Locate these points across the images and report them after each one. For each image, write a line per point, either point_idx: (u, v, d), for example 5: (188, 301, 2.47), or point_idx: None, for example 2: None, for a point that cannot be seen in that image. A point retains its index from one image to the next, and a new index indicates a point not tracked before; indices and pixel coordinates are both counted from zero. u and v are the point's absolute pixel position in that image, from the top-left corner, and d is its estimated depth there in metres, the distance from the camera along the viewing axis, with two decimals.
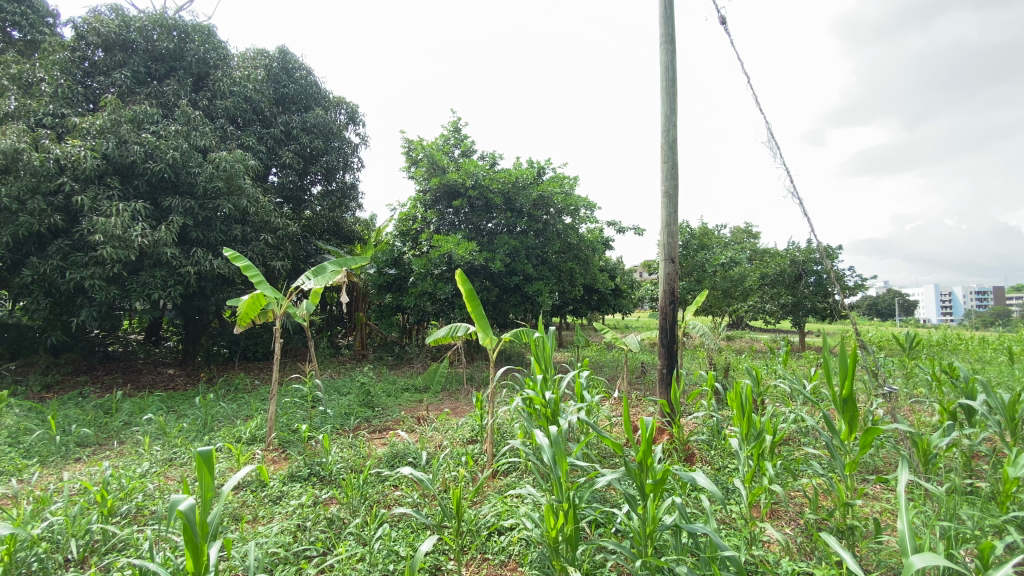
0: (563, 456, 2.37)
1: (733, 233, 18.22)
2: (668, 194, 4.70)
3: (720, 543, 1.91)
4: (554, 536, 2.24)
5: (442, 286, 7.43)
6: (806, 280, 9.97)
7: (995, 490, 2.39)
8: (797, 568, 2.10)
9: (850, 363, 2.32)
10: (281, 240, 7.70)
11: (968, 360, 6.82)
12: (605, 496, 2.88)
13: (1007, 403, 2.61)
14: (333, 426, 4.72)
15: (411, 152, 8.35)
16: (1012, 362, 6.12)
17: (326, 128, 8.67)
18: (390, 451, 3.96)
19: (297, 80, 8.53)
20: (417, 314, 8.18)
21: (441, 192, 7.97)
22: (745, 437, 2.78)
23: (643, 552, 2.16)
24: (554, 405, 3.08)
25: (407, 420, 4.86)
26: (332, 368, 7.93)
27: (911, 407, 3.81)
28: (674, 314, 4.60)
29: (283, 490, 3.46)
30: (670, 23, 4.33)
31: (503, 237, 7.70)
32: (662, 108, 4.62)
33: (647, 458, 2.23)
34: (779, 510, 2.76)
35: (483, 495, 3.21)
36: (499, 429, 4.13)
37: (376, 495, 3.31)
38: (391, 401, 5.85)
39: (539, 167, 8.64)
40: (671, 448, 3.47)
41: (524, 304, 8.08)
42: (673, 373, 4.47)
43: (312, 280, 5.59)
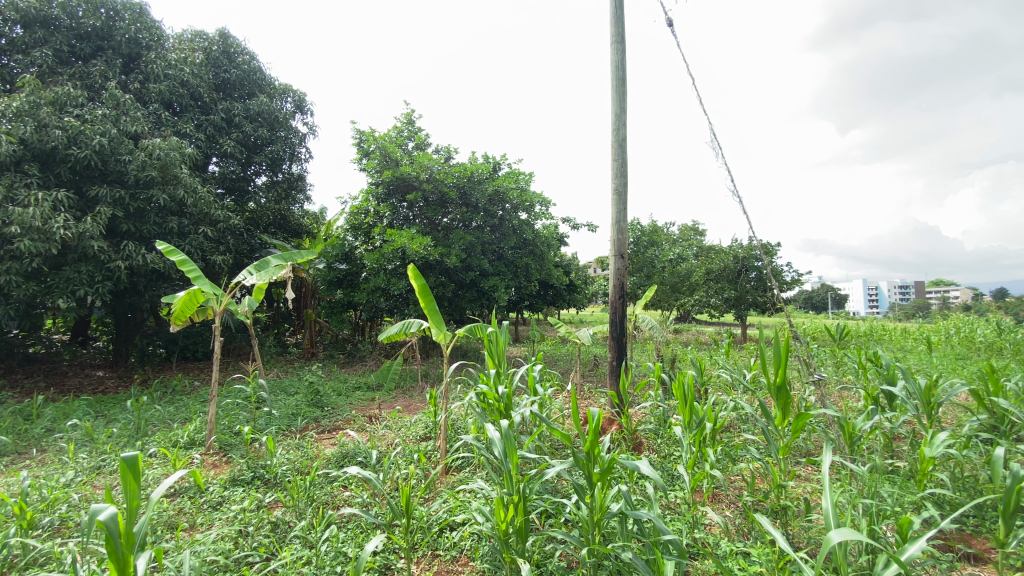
0: (513, 450, 2.37)
1: (682, 230, 18.89)
2: (617, 191, 4.79)
3: (662, 528, 1.96)
4: (504, 529, 2.24)
5: (395, 281, 7.23)
6: (747, 276, 10.50)
7: (911, 469, 2.59)
8: (735, 548, 2.20)
9: (783, 352, 2.45)
10: (223, 234, 7.32)
11: (891, 349, 7.37)
12: (556, 487, 2.91)
13: (923, 389, 2.81)
14: (279, 427, 4.54)
15: (363, 143, 8.10)
16: (930, 351, 6.64)
17: (271, 117, 8.29)
18: (339, 451, 3.85)
19: (239, 66, 8.10)
20: (370, 311, 7.98)
21: (394, 186, 7.78)
22: (688, 425, 2.88)
23: (591, 540, 2.20)
24: (507, 399, 3.08)
25: (358, 418, 4.73)
26: (279, 368, 7.61)
27: (840, 393, 4.06)
28: (623, 308, 4.71)
29: (225, 495, 3.29)
30: (620, 23, 4.41)
31: (459, 232, 7.63)
32: (613, 107, 4.70)
33: (595, 447, 2.26)
34: (719, 495, 2.88)
35: (434, 492, 3.16)
36: (452, 425, 4.08)
37: (324, 496, 3.21)
38: (342, 400, 5.68)
39: (495, 162, 8.60)
40: (619, 438, 3.56)
41: (480, 300, 8.04)
42: (622, 365, 4.57)
43: (254, 276, 5.33)
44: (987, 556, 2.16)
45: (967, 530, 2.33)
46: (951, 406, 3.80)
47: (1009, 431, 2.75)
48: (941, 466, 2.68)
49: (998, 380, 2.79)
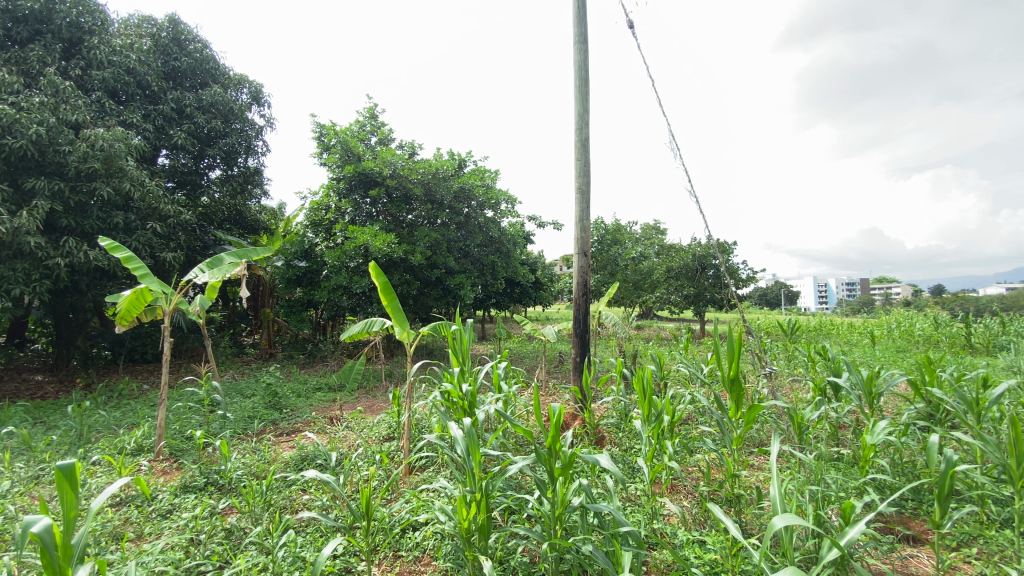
0: (476, 448, 2.36)
1: (645, 229, 19.30)
2: (581, 190, 4.84)
3: (621, 520, 2.00)
4: (467, 527, 2.22)
5: (358, 279, 7.06)
6: (706, 273, 10.84)
7: (855, 456, 2.73)
8: (691, 537, 2.26)
9: (736, 348, 2.55)
10: (173, 229, 6.98)
11: (838, 343, 7.78)
12: (519, 483, 2.91)
13: (866, 379, 2.97)
14: (234, 430, 4.37)
15: (323, 137, 7.88)
16: (872, 344, 7.03)
17: (225, 109, 7.96)
18: (298, 454, 3.74)
19: (190, 54, 7.73)
20: (331, 309, 7.78)
21: (356, 181, 7.59)
22: (647, 418, 2.95)
23: (552, 535, 2.22)
24: (471, 397, 3.06)
25: (318, 420, 4.61)
26: (235, 369, 7.33)
27: (790, 385, 4.24)
28: (587, 306, 4.77)
29: (175, 503, 3.14)
30: (582, 24, 4.44)
31: (424, 229, 7.51)
32: (575, 107, 4.74)
33: (557, 442, 2.28)
34: (677, 485, 2.96)
35: (397, 492, 3.12)
36: (416, 424, 4.03)
37: (282, 501, 3.11)
38: (302, 402, 5.53)
39: (460, 159, 8.54)
40: (582, 432, 3.61)
41: (445, 298, 7.96)
42: (585, 361, 4.63)
43: (206, 274, 5.11)
44: (924, 537, 2.30)
45: (905, 513, 2.47)
46: (891, 396, 4.03)
47: (942, 419, 2.93)
48: (882, 452, 2.82)
49: (933, 371, 2.97)
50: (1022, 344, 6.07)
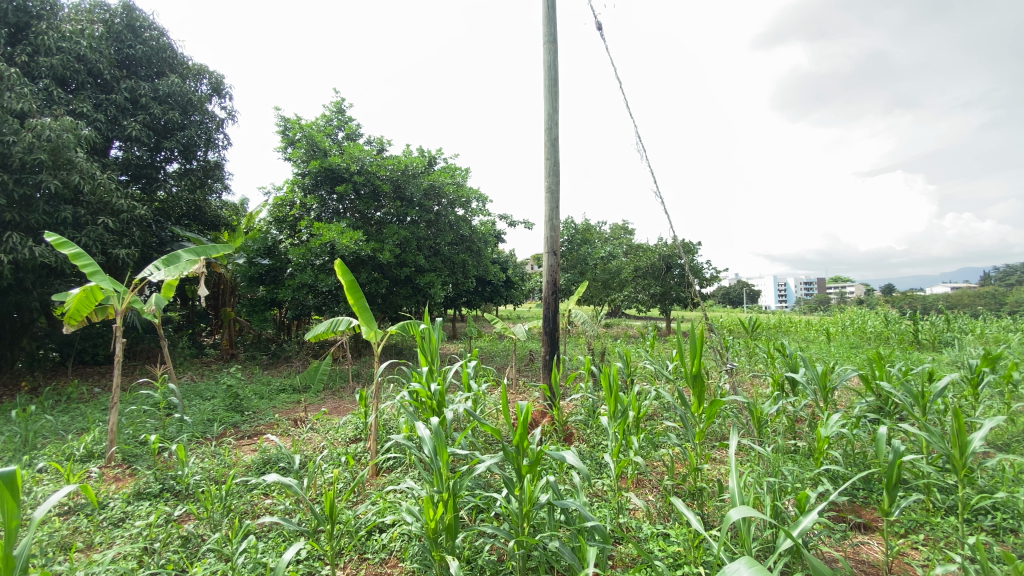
0: (443, 447, 2.33)
1: (614, 228, 19.58)
2: (550, 189, 4.86)
3: (586, 515, 2.01)
4: (433, 527, 2.19)
5: (324, 277, 6.88)
6: (672, 272, 11.08)
7: (810, 448, 2.84)
8: (656, 531, 2.30)
9: (699, 345, 2.62)
10: (127, 225, 6.64)
11: (797, 340, 8.08)
12: (488, 482, 2.90)
13: (821, 374, 3.09)
14: (192, 434, 4.20)
15: (288, 131, 7.67)
16: (828, 341, 7.35)
17: (183, 100, 7.64)
18: (260, 457, 3.63)
19: (146, 41, 7.38)
20: (296, 308, 7.57)
21: (322, 176, 7.41)
22: (614, 414, 2.99)
23: (519, 532, 2.21)
24: (440, 397, 3.02)
25: (281, 422, 4.48)
26: (194, 370, 7.06)
27: (751, 381, 4.36)
28: (556, 304, 4.79)
29: (128, 511, 3.00)
30: (552, 24, 4.46)
31: (393, 227, 7.40)
32: (545, 107, 4.76)
33: (524, 440, 2.27)
34: (643, 480, 3.01)
35: (363, 494, 3.06)
36: (383, 425, 3.97)
37: (242, 506, 3.01)
38: (265, 404, 5.36)
39: (430, 156, 8.46)
40: (551, 430, 3.64)
41: (415, 297, 7.86)
42: (554, 358, 4.66)
43: (162, 271, 4.91)
44: (874, 524, 2.41)
45: (857, 501, 2.58)
46: (845, 390, 4.20)
47: (892, 411, 3.07)
48: (836, 444, 2.94)
49: (882, 366, 3.12)
50: (965, 340, 6.45)
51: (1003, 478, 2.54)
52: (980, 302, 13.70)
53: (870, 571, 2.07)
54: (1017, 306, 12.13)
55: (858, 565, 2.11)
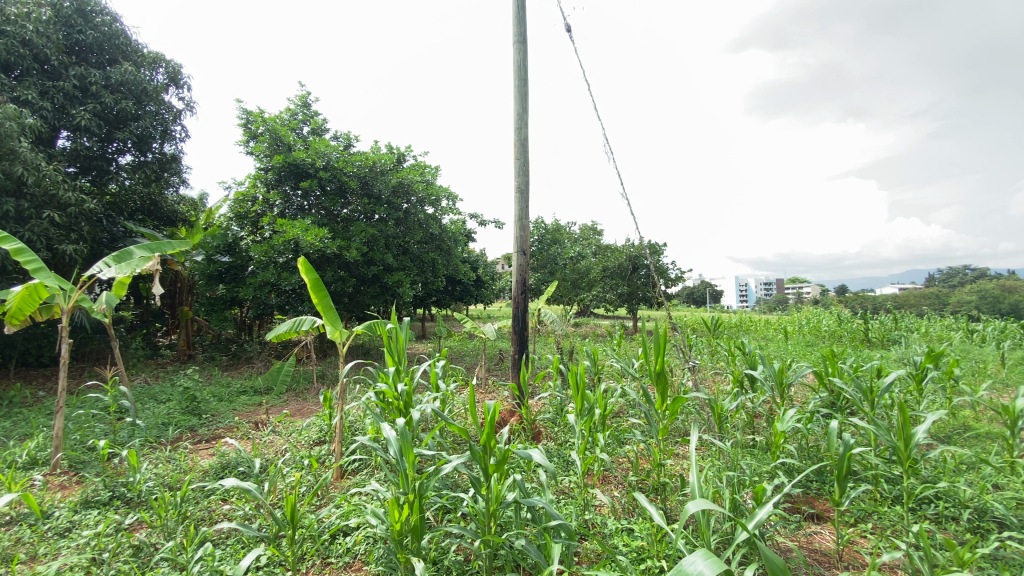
0: (409, 448, 2.30)
1: (583, 229, 19.80)
2: (520, 189, 4.87)
3: (552, 513, 2.02)
4: (399, 529, 2.16)
5: (287, 276, 6.70)
6: (639, 272, 11.28)
7: (767, 442, 2.94)
8: (620, 526, 2.34)
9: (662, 344, 2.69)
10: (75, 218, 6.30)
11: (757, 339, 8.38)
12: (456, 481, 2.87)
13: (778, 371, 3.21)
14: (145, 439, 4.02)
15: (250, 125, 7.43)
16: (786, 340, 7.63)
17: (137, 89, 7.27)
18: (218, 462, 3.51)
19: (97, 27, 7.01)
20: (258, 308, 7.34)
21: (286, 172, 7.20)
22: (580, 412, 3.04)
23: (486, 532, 2.21)
24: (407, 397, 2.98)
25: (241, 425, 4.34)
26: (148, 372, 6.76)
27: (712, 378, 4.49)
28: (525, 303, 4.81)
29: (74, 520, 2.84)
30: (522, 24, 4.46)
31: (360, 224, 7.27)
32: (515, 106, 4.76)
33: (491, 439, 2.27)
34: (608, 476, 3.05)
35: (327, 497, 2.99)
36: (349, 426, 3.89)
37: (199, 513, 2.90)
38: (224, 407, 5.18)
39: (399, 153, 8.36)
40: (519, 428, 3.65)
41: (383, 296, 7.74)
42: (523, 357, 4.68)
43: (113, 268, 4.67)
44: (826, 515, 2.51)
45: (810, 493, 2.69)
46: (800, 387, 4.38)
47: (843, 406, 3.22)
48: (791, 439, 3.05)
49: (835, 363, 3.26)
50: (910, 338, 6.82)
51: (944, 469, 2.69)
52: (924, 302, 14.56)
53: (822, 559, 2.16)
54: (958, 305, 12.92)
55: (811, 553, 2.20)
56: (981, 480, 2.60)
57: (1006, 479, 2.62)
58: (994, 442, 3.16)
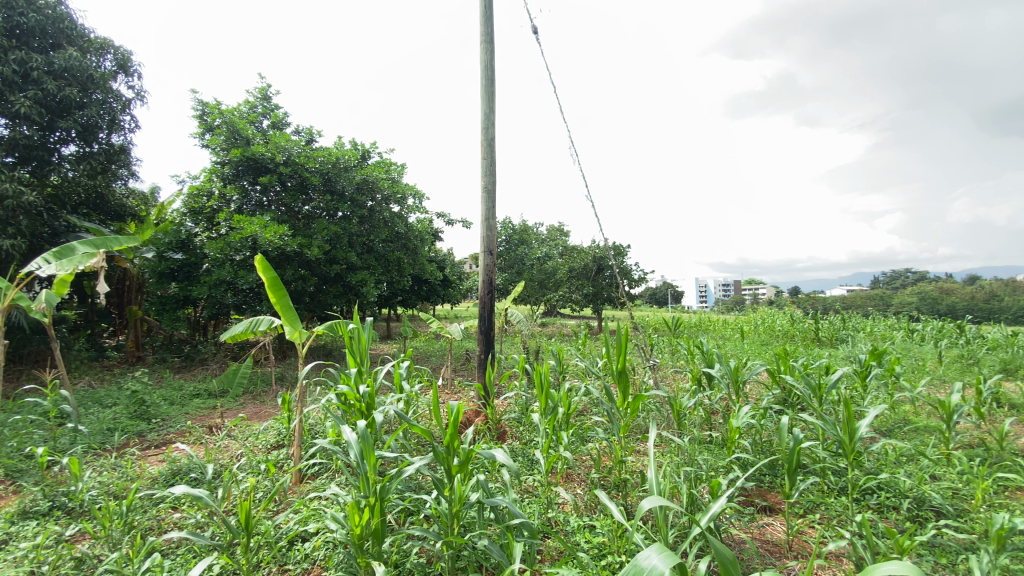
0: (370, 451, 2.26)
1: (550, 230, 19.94)
2: (486, 189, 4.86)
3: (515, 512, 2.03)
4: (359, 533, 2.11)
5: (244, 274, 6.46)
6: (604, 273, 11.47)
7: (724, 438, 3.04)
8: (582, 523, 2.36)
9: (624, 343, 2.74)
10: (13, 211, 5.91)
11: (715, 338, 8.65)
12: (419, 483, 2.83)
13: (733, 369, 3.32)
14: (89, 445, 3.81)
15: (207, 117, 7.14)
16: (743, 339, 7.92)
17: (83, 76, 6.87)
18: (169, 468, 3.36)
19: (40, 9, 6.58)
20: (214, 307, 7.05)
21: (244, 166, 6.96)
22: (544, 411, 3.07)
23: (449, 533, 2.19)
24: (369, 399, 2.92)
25: (194, 429, 4.16)
26: (93, 375, 6.40)
27: (672, 375, 4.61)
28: (491, 303, 4.80)
29: (10, 532, 2.66)
30: (489, 24, 4.46)
31: (322, 221, 7.10)
32: (482, 106, 4.76)
33: (454, 440, 2.26)
34: (571, 474, 3.09)
35: (284, 502, 2.90)
36: (309, 430, 3.79)
37: (147, 522, 2.76)
38: (176, 411, 4.95)
39: (364, 149, 8.21)
40: (484, 428, 3.64)
41: (346, 295, 7.58)
42: (489, 357, 4.67)
43: (53, 265, 4.39)
44: (777, 507, 2.61)
45: (763, 486, 2.79)
46: (755, 384, 4.55)
47: (794, 402, 3.36)
48: (746, 434, 3.16)
49: (787, 361, 3.40)
50: (857, 337, 7.19)
51: (886, 461, 2.84)
52: (870, 304, 15.35)
53: (773, 549, 2.25)
54: (900, 306, 13.71)
55: (763, 544, 2.28)
56: (919, 471, 2.76)
57: (941, 470, 2.79)
58: (931, 435, 3.36)
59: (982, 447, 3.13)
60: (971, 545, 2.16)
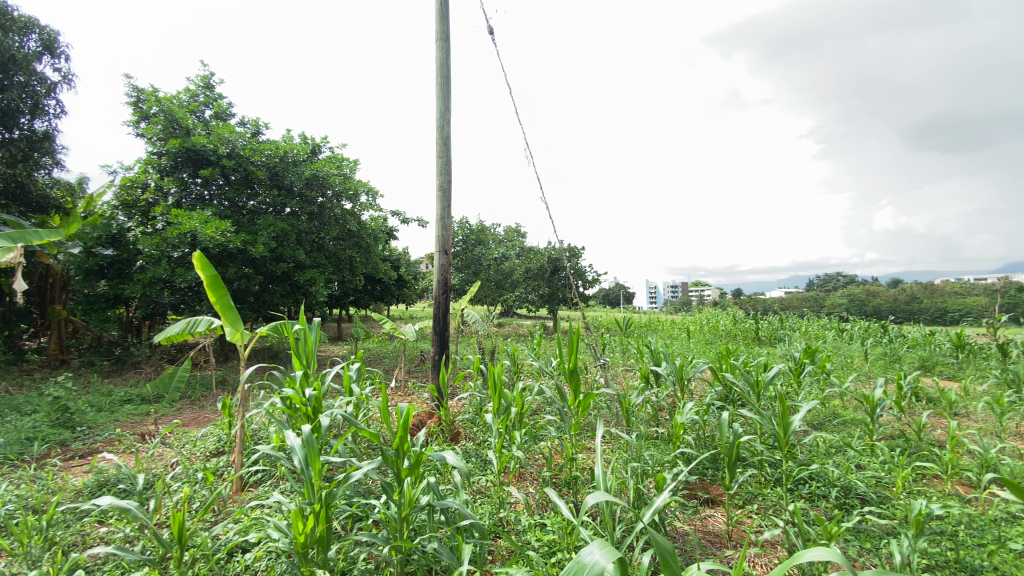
0: (315, 456, 2.18)
1: (507, 231, 19.97)
2: (441, 188, 4.82)
3: (465, 513, 2.02)
4: (302, 542, 2.02)
5: (183, 271, 6.11)
6: (559, 274, 11.65)
7: (669, 434, 3.15)
8: (533, 522, 2.38)
9: (575, 343, 2.79)
10: None
11: (664, 338, 8.95)
12: (368, 488, 2.76)
13: (678, 368, 3.45)
14: (3, 457, 3.49)
15: (142, 104, 6.71)
16: (689, 338, 8.25)
17: (4, 56, 6.31)
18: (95, 480, 3.13)
19: None
20: (149, 307, 6.63)
21: (184, 158, 6.59)
22: (498, 411, 3.07)
23: (398, 538, 2.14)
24: (316, 403, 2.82)
25: (124, 437, 3.90)
26: (9, 381, 5.87)
27: (623, 373, 4.73)
28: (446, 304, 4.76)
29: None
30: (444, 22, 4.43)
31: (268, 217, 6.81)
32: (437, 104, 4.71)
33: (404, 442, 2.22)
34: (524, 473, 3.10)
35: (224, 512, 2.75)
36: (252, 435, 3.62)
37: (71, 537, 2.56)
38: (103, 418, 4.62)
39: (315, 144, 7.97)
40: (437, 430, 3.61)
41: (294, 294, 7.32)
42: (443, 358, 4.63)
43: None
44: (719, 499, 2.72)
45: (706, 479, 2.91)
46: (699, 381, 4.73)
47: (734, 398, 3.52)
48: (691, 430, 3.29)
49: (728, 359, 3.56)
50: (793, 336, 7.65)
51: (817, 452, 3.03)
52: (806, 305, 16.35)
53: (714, 540, 2.35)
54: (832, 307, 14.68)
55: (705, 535, 2.38)
56: (846, 461, 2.96)
57: (866, 459, 3.00)
58: (856, 427, 3.60)
59: (901, 438, 3.39)
60: (893, 529, 2.32)
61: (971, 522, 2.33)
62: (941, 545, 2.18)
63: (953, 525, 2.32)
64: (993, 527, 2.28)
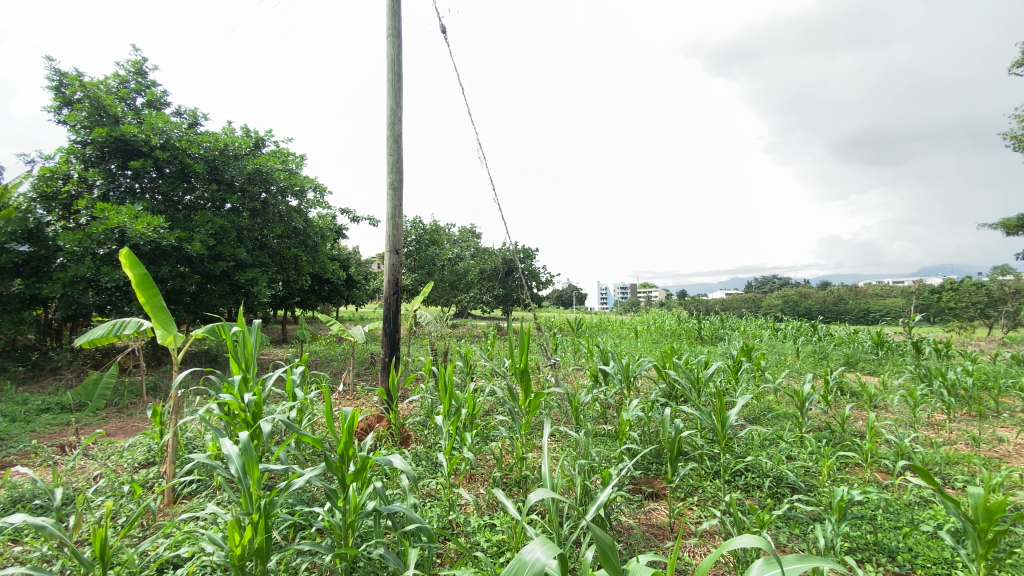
0: (254, 464, 2.08)
1: (462, 232, 19.84)
2: (392, 187, 4.73)
3: (411, 517, 1.98)
4: (239, 554, 1.92)
5: (110, 269, 5.69)
6: (513, 275, 11.73)
7: (616, 431, 3.24)
8: (482, 523, 2.39)
9: (526, 343, 2.80)
10: None
11: (615, 337, 9.18)
12: (312, 495, 2.67)
13: (625, 366, 3.55)
14: None
15: (65, 89, 6.21)
16: (637, 338, 8.50)
17: None
18: (7, 497, 2.86)
19: None
20: (71, 307, 6.14)
21: (112, 148, 6.15)
22: (447, 413, 3.05)
23: (343, 545, 2.08)
24: (257, 408, 2.69)
25: (41, 449, 3.58)
26: None
27: (573, 372, 4.82)
28: (396, 305, 4.68)
29: None
30: (396, 18, 4.36)
31: (206, 213, 6.46)
32: (388, 101, 4.63)
33: (349, 447, 2.15)
34: (474, 475, 3.09)
35: (154, 527, 2.59)
36: (186, 444, 3.42)
37: None
38: (18, 428, 4.24)
39: (258, 137, 7.64)
40: (386, 434, 3.54)
41: (234, 294, 6.99)
42: (393, 360, 4.54)
43: None
44: (662, 492, 2.82)
45: (650, 474, 3.01)
46: (645, 379, 4.89)
47: (677, 396, 3.66)
48: (636, 426, 3.40)
49: (672, 358, 3.70)
50: (732, 335, 8.07)
51: (752, 445, 3.20)
52: (745, 306, 17.23)
53: (657, 532, 2.43)
54: (769, 307, 15.56)
55: (649, 528, 2.46)
56: (778, 453, 3.14)
57: (795, 450, 3.19)
58: (788, 421, 3.84)
59: (828, 429, 3.65)
60: (818, 515, 2.50)
61: (888, 506, 2.53)
62: (861, 529, 2.35)
63: (872, 510, 2.51)
64: (907, 511, 2.49)
